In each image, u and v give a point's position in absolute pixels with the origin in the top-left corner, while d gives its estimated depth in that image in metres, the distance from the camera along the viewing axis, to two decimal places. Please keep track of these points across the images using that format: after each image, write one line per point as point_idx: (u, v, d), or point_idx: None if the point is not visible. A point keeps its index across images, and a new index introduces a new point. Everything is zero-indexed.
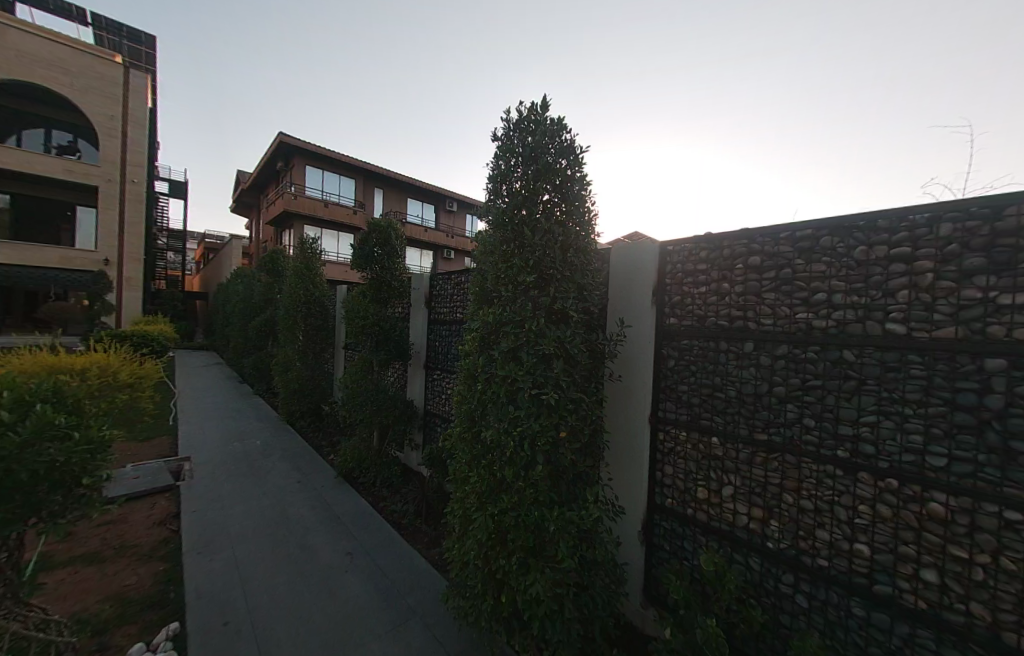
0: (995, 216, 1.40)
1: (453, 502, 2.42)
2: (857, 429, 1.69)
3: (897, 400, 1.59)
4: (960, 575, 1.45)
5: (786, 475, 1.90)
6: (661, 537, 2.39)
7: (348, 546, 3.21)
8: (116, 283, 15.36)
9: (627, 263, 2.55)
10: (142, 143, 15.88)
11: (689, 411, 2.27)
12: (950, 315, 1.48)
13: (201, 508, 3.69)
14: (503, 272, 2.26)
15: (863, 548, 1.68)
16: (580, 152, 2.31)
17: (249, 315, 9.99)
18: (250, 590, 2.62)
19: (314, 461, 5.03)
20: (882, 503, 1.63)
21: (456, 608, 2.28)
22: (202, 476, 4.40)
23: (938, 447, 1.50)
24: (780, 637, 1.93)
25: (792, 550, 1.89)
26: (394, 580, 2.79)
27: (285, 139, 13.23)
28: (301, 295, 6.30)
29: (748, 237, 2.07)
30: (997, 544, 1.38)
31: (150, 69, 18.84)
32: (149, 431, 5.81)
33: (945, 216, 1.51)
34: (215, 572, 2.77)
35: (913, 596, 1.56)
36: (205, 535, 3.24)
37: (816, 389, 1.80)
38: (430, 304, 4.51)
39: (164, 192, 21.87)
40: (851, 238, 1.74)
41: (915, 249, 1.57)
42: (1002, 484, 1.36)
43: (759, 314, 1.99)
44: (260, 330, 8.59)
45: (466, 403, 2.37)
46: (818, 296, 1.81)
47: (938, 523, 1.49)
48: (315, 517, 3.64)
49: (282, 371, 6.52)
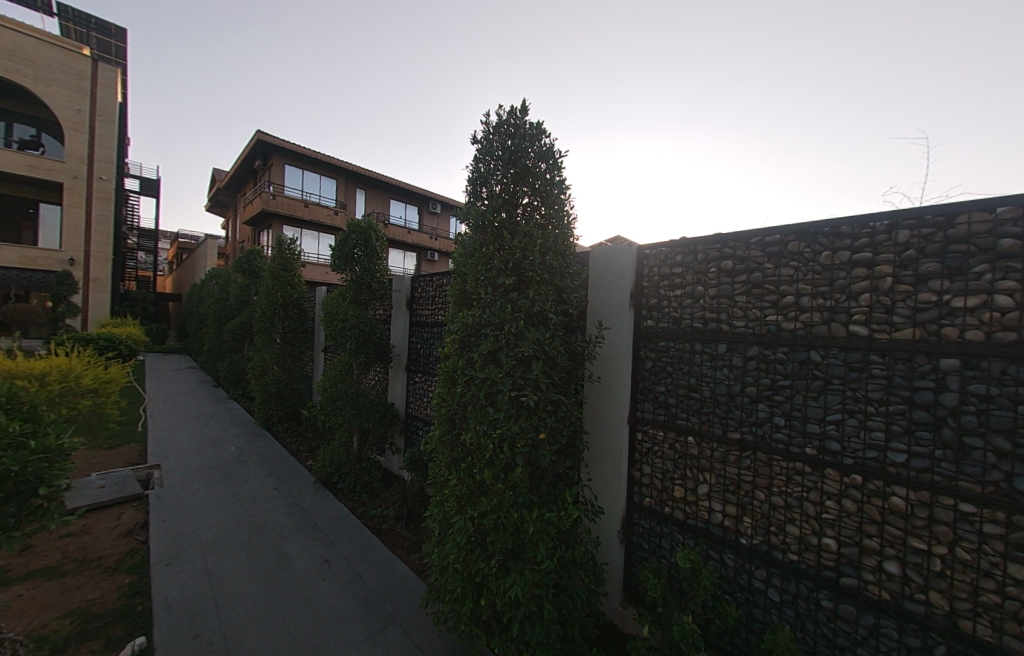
0: (947, 224, 1.49)
1: (432, 505, 2.40)
2: (823, 427, 1.75)
3: (860, 399, 1.66)
4: (920, 566, 1.52)
5: (758, 472, 1.95)
6: (640, 536, 2.42)
7: (326, 553, 3.14)
8: (82, 284, 14.69)
9: (606, 265, 2.58)
10: (112, 139, 15.27)
11: (666, 412, 2.31)
12: (908, 317, 1.55)
13: (171, 517, 3.55)
14: (482, 274, 2.26)
15: (830, 541, 1.74)
16: (559, 156, 2.34)
17: (224, 317, 9.69)
18: (223, 601, 2.54)
19: (292, 467, 4.91)
20: (847, 498, 1.69)
21: (435, 612, 2.26)
22: (172, 484, 4.23)
23: (898, 443, 1.57)
24: (754, 631, 1.98)
25: (764, 546, 1.94)
26: (373, 587, 2.75)
27: (264, 137, 12.92)
28: (279, 297, 6.15)
29: (720, 242, 2.13)
30: (953, 536, 1.45)
31: (121, 63, 18.18)
32: (116, 438, 5.55)
33: (902, 223, 1.59)
34: (185, 584, 2.67)
35: (877, 587, 1.62)
36: (175, 545, 3.12)
37: (785, 388, 1.87)
38: (412, 306, 4.48)
39: (135, 190, 21.08)
40: (817, 243, 1.81)
41: (875, 254, 1.64)
42: (957, 477, 1.44)
43: (732, 316, 2.05)
44: (236, 332, 8.35)
45: (446, 405, 2.36)
46: (786, 298, 1.87)
47: (899, 516, 1.56)
48: (292, 524, 3.56)
49: (258, 374, 6.36)
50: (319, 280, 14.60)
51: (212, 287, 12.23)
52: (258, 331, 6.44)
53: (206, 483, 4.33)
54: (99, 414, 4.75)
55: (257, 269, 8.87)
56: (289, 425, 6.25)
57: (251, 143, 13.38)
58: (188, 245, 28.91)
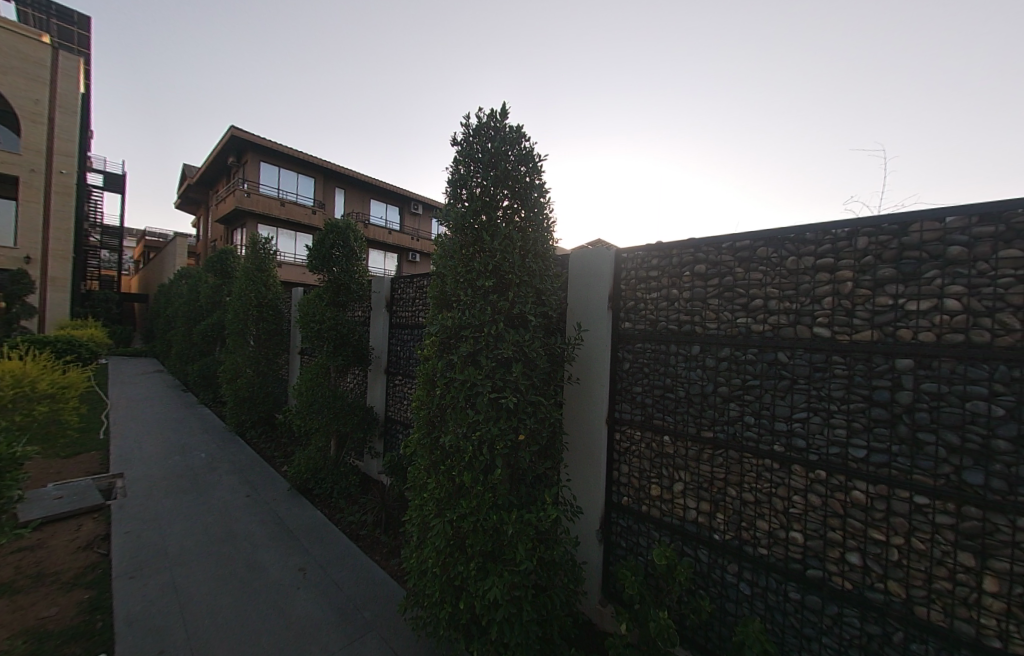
0: (902, 232, 1.58)
1: (411, 510, 2.37)
2: (791, 425, 1.83)
3: (824, 398, 1.74)
4: (879, 556, 1.60)
5: (729, 469, 2.02)
6: (618, 534, 2.46)
7: (301, 561, 3.05)
8: (39, 283, 13.86)
9: (585, 267, 2.62)
10: (73, 131, 14.49)
11: (643, 412, 2.36)
12: (867, 320, 1.63)
13: (135, 528, 3.39)
14: (462, 275, 2.25)
15: (798, 535, 1.81)
16: (539, 160, 2.37)
17: (193, 319, 9.31)
18: (191, 614, 2.43)
19: (265, 474, 4.76)
20: (812, 493, 1.76)
21: (414, 617, 2.24)
22: (136, 494, 4.03)
23: (858, 439, 1.65)
24: (726, 624, 2.04)
25: (736, 541, 2.00)
26: (350, 595, 2.69)
27: (238, 132, 12.50)
28: (253, 298, 5.96)
29: (694, 246, 2.19)
30: (909, 527, 1.53)
31: (83, 53, 17.30)
32: (74, 446, 5.25)
33: (861, 230, 1.68)
34: (150, 597, 2.55)
35: (840, 578, 1.70)
36: (139, 558, 2.97)
37: (755, 388, 1.93)
38: (392, 308, 4.45)
39: (99, 185, 20.06)
40: (783, 248, 1.88)
41: (836, 259, 1.72)
42: (912, 472, 1.52)
43: (705, 319, 2.11)
44: (207, 335, 8.05)
45: (425, 408, 2.34)
46: (755, 302, 1.94)
47: (860, 509, 1.64)
48: (266, 532, 3.45)
49: (231, 378, 6.14)
50: (296, 280, 14.24)
51: (181, 288, 11.72)
52: (230, 333, 6.22)
53: (174, 492, 4.14)
54: (56, 421, 4.48)
55: (229, 269, 8.58)
56: (262, 430, 6.06)
57: (224, 139, 12.92)
58: (155, 243, 27.60)
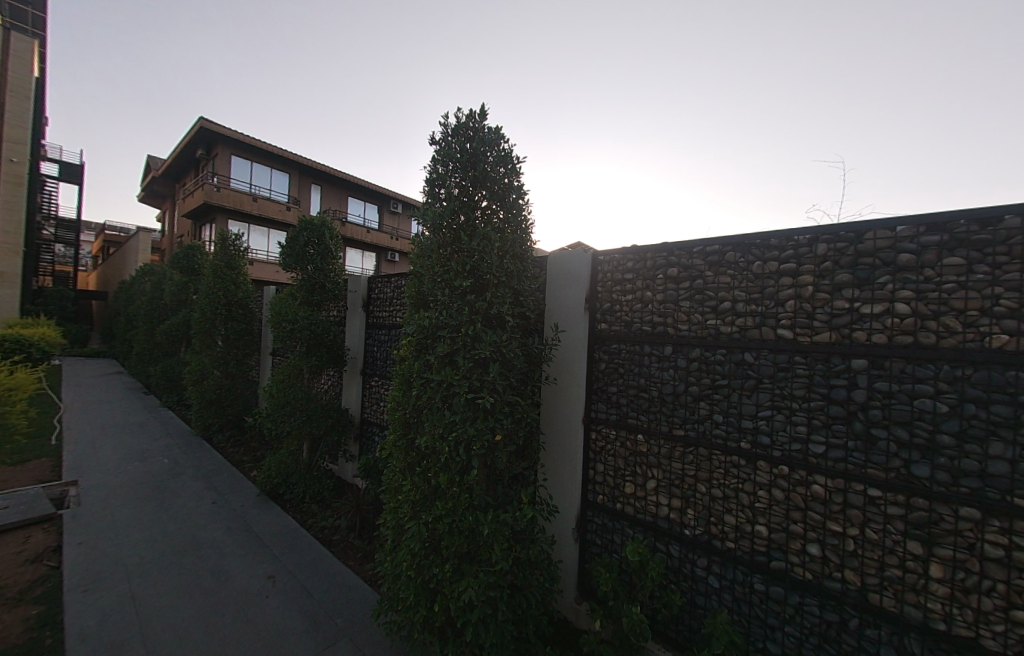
0: (857, 239, 1.67)
1: (386, 513, 2.34)
2: (756, 422, 1.90)
3: (787, 396, 1.82)
4: (837, 547, 1.68)
5: (699, 466, 2.08)
6: (593, 532, 2.50)
7: (270, 568, 2.96)
8: None
9: (562, 269, 2.65)
10: (25, 116, 13.57)
11: (618, 412, 2.41)
12: (826, 322, 1.72)
13: (91, 538, 3.20)
14: (439, 274, 2.24)
15: (762, 528, 1.88)
16: (518, 161, 2.38)
17: (157, 317, 8.84)
18: (151, 628, 2.31)
19: (233, 479, 4.58)
20: (776, 487, 1.84)
21: (387, 621, 2.21)
22: (91, 502, 3.80)
23: (818, 436, 1.73)
24: (696, 617, 2.09)
25: (705, 535, 2.06)
26: (322, 602, 2.63)
27: (207, 123, 12.00)
28: (222, 296, 5.74)
29: (667, 250, 2.25)
30: (863, 518, 1.62)
31: (38, 34, 16.26)
32: (21, 453, 4.89)
33: (821, 238, 1.76)
34: (106, 610, 2.42)
35: (802, 568, 1.78)
36: (94, 569, 2.80)
37: (723, 387, 2.00)
38: (368, 307, 4.38)
39: (54, 175, 18.87)
40: (750, 253, 1.96)
41: (798, 264, 1.80)
42: (867, 465, 1.61)
43: (677, 321, 2.17)
44: (171, 335, 7.68)
45: (401, 409, 2.31)
46: (724, 305, 2.01)
47: (819, 502, 1.72)
48: (233, 539, 3.32)
49: (197, 380, 5.88)
50: (269, 279, 13.79)
51: (144, 286, 11.12)
52: (197, 333, 5.95)
53: (134, 499, 3.94)
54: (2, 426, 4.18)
55: (196, 266, 8.23)
56: (231, 434, 5.84)
57: (192, 131, 12.39)
58: (116, 236, 26.02)
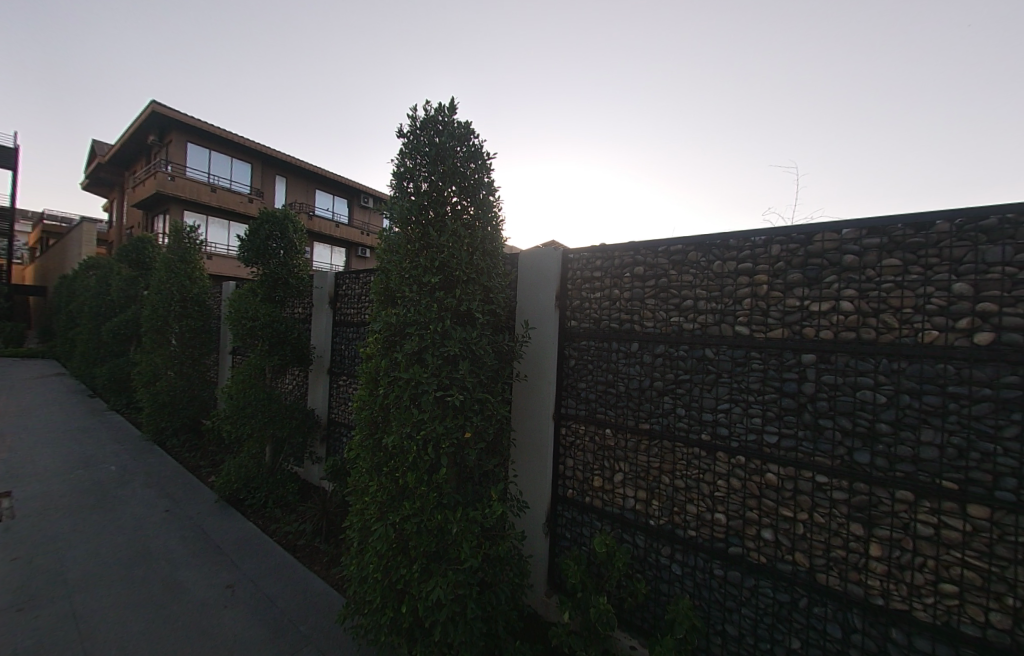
0: (807, 241, 1.77)
1: (352, 514, 2.29)
2: (716, 415, 1.98)
3: (743, 390, 1.91)
4: (788, 531, 1.78)
5: (664, 457, 2.15)
6: (563, 526, 2.54)
7: (229, 577, 2.84)
8: None
9: (533, 266, 2.67)
10: None
11: (587, 407, 2.45)
12: (779, 319, 1.81)
13: (26, 553, 2.95)
14: (406, 270, 2.20)
15: (721, 516, 1.96)
16: (487, 157, 2.36)
17: (102, 315, 8.25)
18: (95, 643, 2.17)
19: (190, 486, 4.34)
20: (734, 476, 1.93)
21: (354, 625, 2.17)
22: (27, 514, 3.50)
23: (772, 427, 1.83)
24: (661, 604, 2.16)
25: (669, 525, 2.13)
26: (284, 610, 2.54)
27: (159, 107, 11.24)
28: (176, 292, 5.42)
29: (634, 249, 2.30)
30: (811, 503, 1.72)
31: None
32: None
33: (775, 239, 1.85)
34: (44, 628, 2.24)
35: (756, 553, 1.87)
36: (29, 587, 2.58)
37: (685, 382, 2.08)
38: (336, 304, 4.26)
39: None
40: (711, 253, 2.03)
41: (755, 264, 1.89)
42: (815, 454, 1.71)
43: (643, 318, 2.23)
44: (119, 332, 7.20)
45: (367, 408, 2.27)
46: (687, 302, 2.08)
47: (773, 489, 1.82)
48: (189, 549, 3.15)
49: (148, 381, 5.53)
50: (231, 273, 13.16)
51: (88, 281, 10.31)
52: (148, 331, 5.59)
53: (76, 510, 3.66)
54: None
55: (147, 260, 7.74)
56: (187, 437, 5.54)
57: (144, 115, 11.58)
58: (56, 226, 24.07)
